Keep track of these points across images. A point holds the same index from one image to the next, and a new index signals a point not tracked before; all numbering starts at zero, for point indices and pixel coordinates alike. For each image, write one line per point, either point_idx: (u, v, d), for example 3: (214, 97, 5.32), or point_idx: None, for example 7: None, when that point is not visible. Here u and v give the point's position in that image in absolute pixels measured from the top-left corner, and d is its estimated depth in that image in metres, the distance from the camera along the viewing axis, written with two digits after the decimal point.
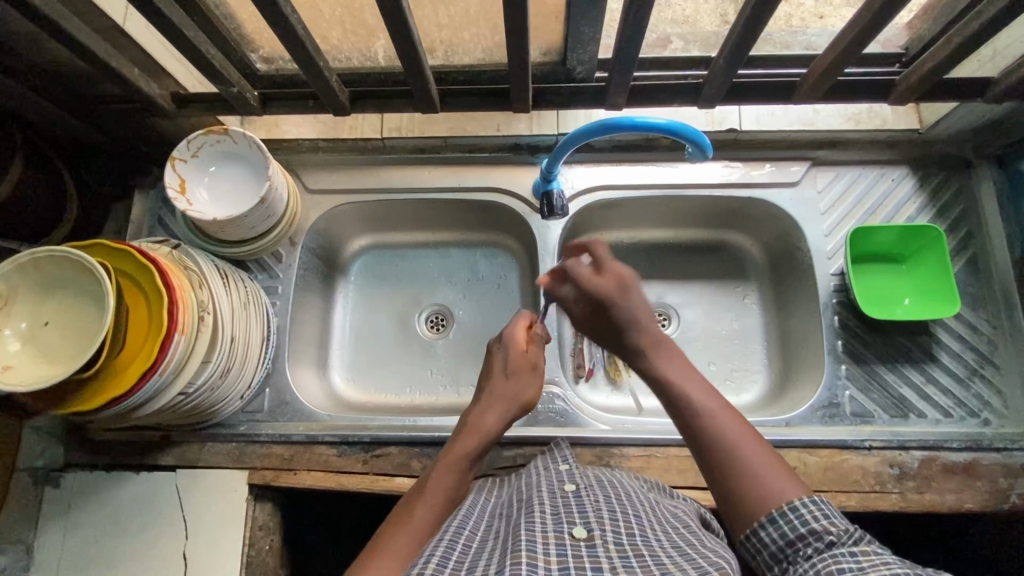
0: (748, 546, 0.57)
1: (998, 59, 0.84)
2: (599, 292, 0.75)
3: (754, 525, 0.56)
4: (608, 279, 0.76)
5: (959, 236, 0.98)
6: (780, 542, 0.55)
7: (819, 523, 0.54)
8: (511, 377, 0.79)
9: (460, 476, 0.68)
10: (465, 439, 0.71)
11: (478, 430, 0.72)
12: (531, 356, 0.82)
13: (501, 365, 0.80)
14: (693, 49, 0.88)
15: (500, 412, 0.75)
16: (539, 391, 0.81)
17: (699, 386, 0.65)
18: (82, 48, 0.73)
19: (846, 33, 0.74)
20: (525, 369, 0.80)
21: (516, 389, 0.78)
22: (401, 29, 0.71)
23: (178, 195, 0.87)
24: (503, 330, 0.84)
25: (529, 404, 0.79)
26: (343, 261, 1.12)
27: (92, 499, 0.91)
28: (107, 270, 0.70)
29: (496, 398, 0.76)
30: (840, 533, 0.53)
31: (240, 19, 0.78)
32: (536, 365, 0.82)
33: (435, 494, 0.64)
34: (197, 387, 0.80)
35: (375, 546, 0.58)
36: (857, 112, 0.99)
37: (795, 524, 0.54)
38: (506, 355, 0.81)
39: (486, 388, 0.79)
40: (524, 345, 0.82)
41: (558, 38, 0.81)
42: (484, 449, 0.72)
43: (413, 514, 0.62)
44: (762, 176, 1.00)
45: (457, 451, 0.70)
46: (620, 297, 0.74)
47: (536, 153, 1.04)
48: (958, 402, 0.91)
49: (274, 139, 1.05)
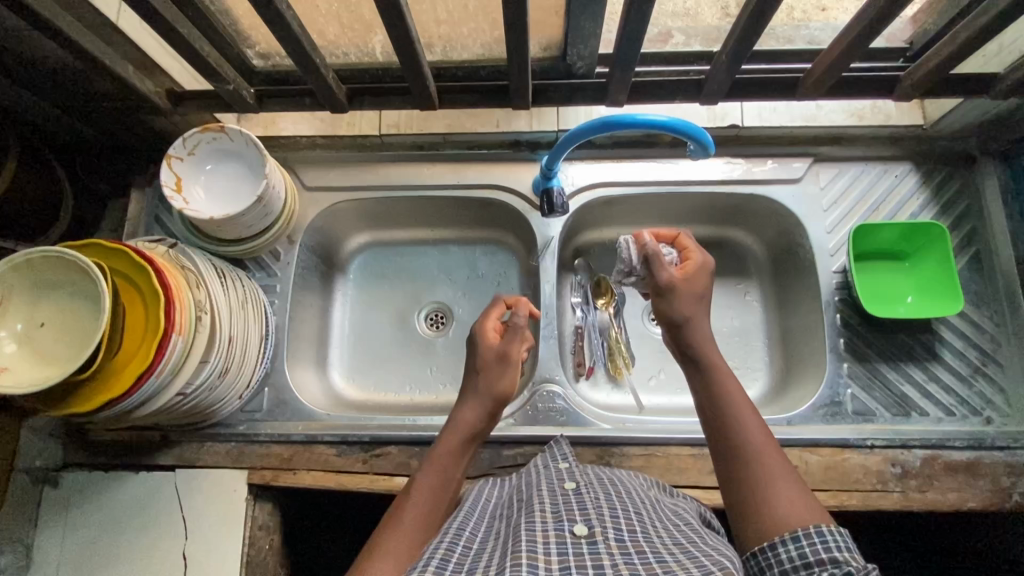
0: (759, 560, 0.55)
1: (1004, 54, 0.83)
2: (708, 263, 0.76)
3: (773, 539, 0.55)
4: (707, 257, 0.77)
5: (962, 233, 0.97)
6: (795, 563, 0.53)
7: (841, 553, 0.51)
8: (480, 371, 0.76)
9: (447, 474, 0.67)
10: (447, 437, 0.70)
11: (459, 426, 0.71)
12: (504, 345, 0.77)
13: (470, 365, 0.78)
14: (695, 44, 0.85)
15: (478, 407, 0.73)
16: (518, 380, 0.77)
17: (739, 396, 0.66)
18: (74, 45, 0.72)
19: (852, 27, 0.72)
20: (495, 362, 0.76)
21: (489, 381, 0.75)
22: (399, 24, 0.69)
23: (174, 194, 0.86)
24: (475, 323, 0.81)
25: (506, 397, 0.75)
26: (342, 259, 1.11)
27: (91, 499, 0.90)
28: (101, 267, 0.69)
29: (471, 393, 0.75)
30: (860, 567, 0.50)
31: (235, 15, 0.77)
32: (507, 355, 0.76)
33: (423, 492, 0.64)
34: (195, 388, 0.79)
35: (368, 548, 0.58)
36: (860, 107, 0.98)
37: (817, 549, 0.52)
38: (476, 352, 0.78)
39: (464, 385, 0.77)
40: (491, 336, 0.79)
41: (558, 33, 0.80)
42: (469, 444, 0.71)
43: (402, 518, 0.61)
44: (764, 173, 0.99)
45: (442, 449, 0.69)
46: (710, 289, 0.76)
47: (536, 150, 1.03)
48: (961, 400, 0.91)
49: (270, 136, 1.03)
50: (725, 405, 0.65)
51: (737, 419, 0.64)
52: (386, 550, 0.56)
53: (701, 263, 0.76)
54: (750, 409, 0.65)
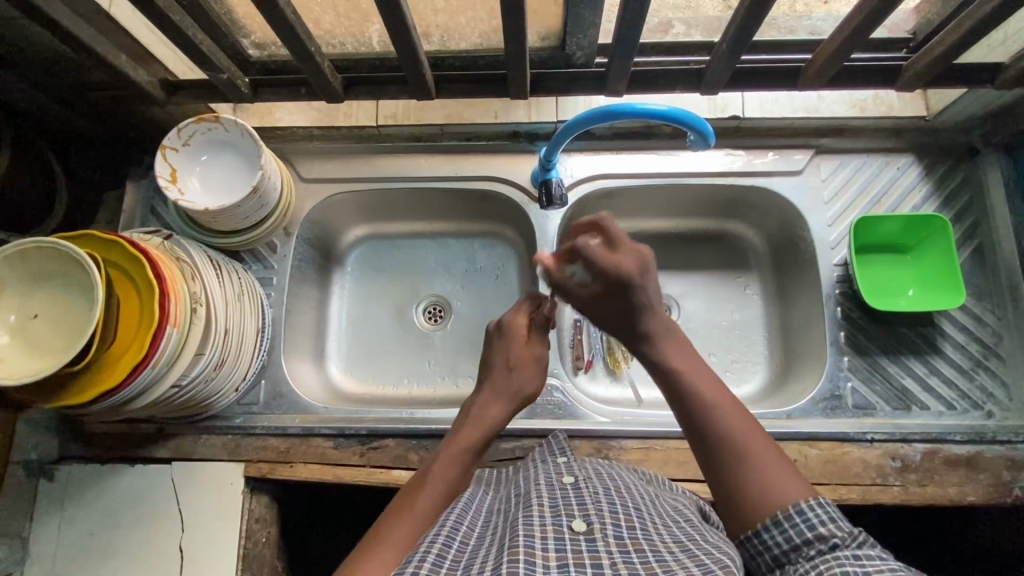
0: (751, 548, 0.56)
1: (1008, 44, 0.82)
2: (620, 274, 0.66)
3: (758, 526, 0.56)
4: (630, 256, 0.66)
5: (964, 226, 0.96)
6: (785, 546, 0.54)
7: (825, 528, 0.52)
8: (507, 369, 0.77)
9: (462, 470, 0.68)
10: (465, 433, 0.71)
11: (480, 423, 0.73)
12: (535, 349, 0.80)
13: (496, 360, 0.79)
14: (695, 33, 0.86)
15: (499, 407, 0.75)
16: (539, 387, 0.80)
17: (707, 379, 0.65)
18: (65, 33, 0.71)
19: (854, 16, 0.71)
20: (528, 363, 0.79)
21: (518, 383, 0.77)
22: (395, 13, 0.68)
23: (169, 184, 0.85)
24: (504, 318, 0.81)
25: (529, 398, 0.79)
26: (339, 251, 1.11)
27: (88, 491, 0.90)
28: (95, 259, 0.68)
29: (493, 391, 0.76)
30: (844, 536, 0.52)
31: (229, 3, 0.76)
32: (539, 359, 0.80)
33: (437, 482, 0.65)
34: (191, 380, 0.79)
35: (373, 536, 0.57)
36: (862, 98, 0.97)
37: (801, 529, 0.53)
38: (507, 350, 0.79)
39: (487, 380, 0.78)
40: (524, 338, 0.80)
41: (557, 23, 0.79)
42: (485, 442, 0.72)
43: (413, 506, 0.61)
44: (764, 165, 0.98)
45: (460, 444, 0.70)
46: (643, 282, 0.67)
47: (534, 141, 1.02)
48: (962, 394, 0.90)
49: (266, 127, 1.02)
50: (695, 392, 0.64)
51: (710, 404, 0.63)
52: (395, 537, 0.56)
53: (618, 271, 0.66)
54: (721, 390, 0.64)
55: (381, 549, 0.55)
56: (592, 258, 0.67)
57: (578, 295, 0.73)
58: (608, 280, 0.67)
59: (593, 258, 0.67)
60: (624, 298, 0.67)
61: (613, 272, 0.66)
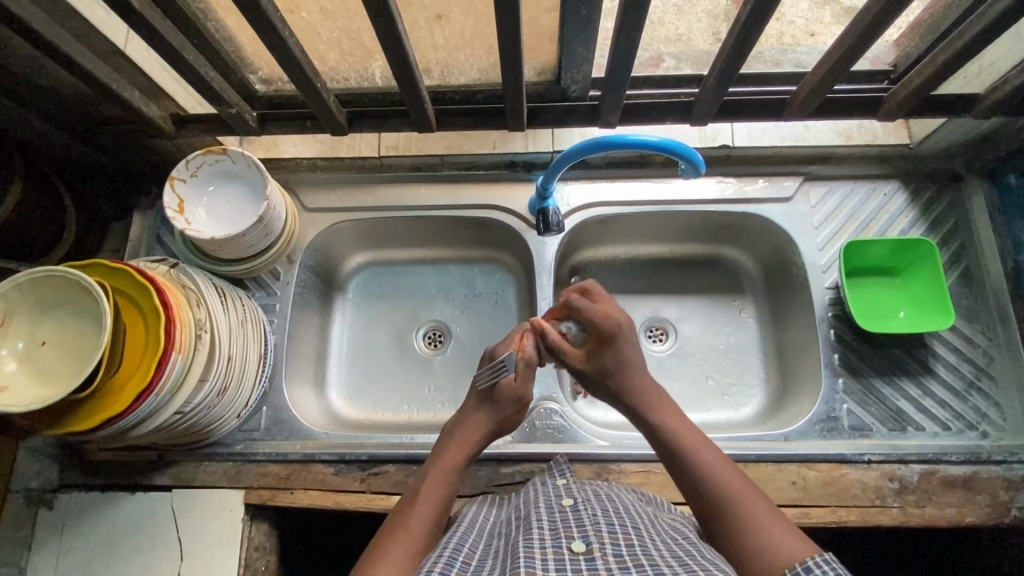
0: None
1: (984, 75, 0.86)
2: (609, 322, 0.78)
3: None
4: (615, 311, 0.79)
5: (951, 250, 0.98)
6: None
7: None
8: (485, 406, 0.78)
9: (449, 488, 0.70)
10: (448, 455, 0.74)
11: (463, 445, 0.75)
12: (521, 388, 0.78)
13: (474, 395, 0.79)
14: (685, 67, 0.91)
15: (483, 429, 0.76)
16: (520, 415, 0.80)
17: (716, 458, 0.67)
18: (82, 71, 0.74)
19: (834, 50, 0.74)
20: (509, 401, 0.77)
21: (499, 415, 0.77)
22: (398, 50, 0.71)
23: (176, 215, 0.88)
24: (498, 349, 0.82)
25: (508, 429, 0.80)
26: (341, 278, 1.13)
27: (88, 520, 0.90)
28: (104, 286, 0.70)
29: (477, 416, 0.77)
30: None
31: (239, 42, 0.79)
32: (522, 398, 0.78)
33: (427, 502, 0.67)
34: (194, 406, 0.79)
35: (375, 546, 0.62)
36: (848, 128, 1.01)
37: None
38: (492, 384, 0.78)
39: (467, 406, 0.79)
40: (514, 379, 0.78)
41: (553, 57, 0.82)
42: (466, 463, 0.75)
43: (406, 526, 0.64)
44: (755, 191, 1.01)
45: (444, 464, 0.72)
46: (626, 333, 0.78)
47: (531, 170, 1.05)
48: (956, 415, 0.91)
49: (271, 158, 1.06)
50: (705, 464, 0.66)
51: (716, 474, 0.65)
52: (393, 559, 0.59)
53: (607, 320, 0.78)
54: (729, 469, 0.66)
55: (383, 568, 0.58)
56: (587, 315, 0.79)
57: (571, 355, 0.80)
58: (607, 331, 0.77)
59: (585, 313, 0.79)
60: (616, 350, 0.77)
61: (605, 320, 0.78)
